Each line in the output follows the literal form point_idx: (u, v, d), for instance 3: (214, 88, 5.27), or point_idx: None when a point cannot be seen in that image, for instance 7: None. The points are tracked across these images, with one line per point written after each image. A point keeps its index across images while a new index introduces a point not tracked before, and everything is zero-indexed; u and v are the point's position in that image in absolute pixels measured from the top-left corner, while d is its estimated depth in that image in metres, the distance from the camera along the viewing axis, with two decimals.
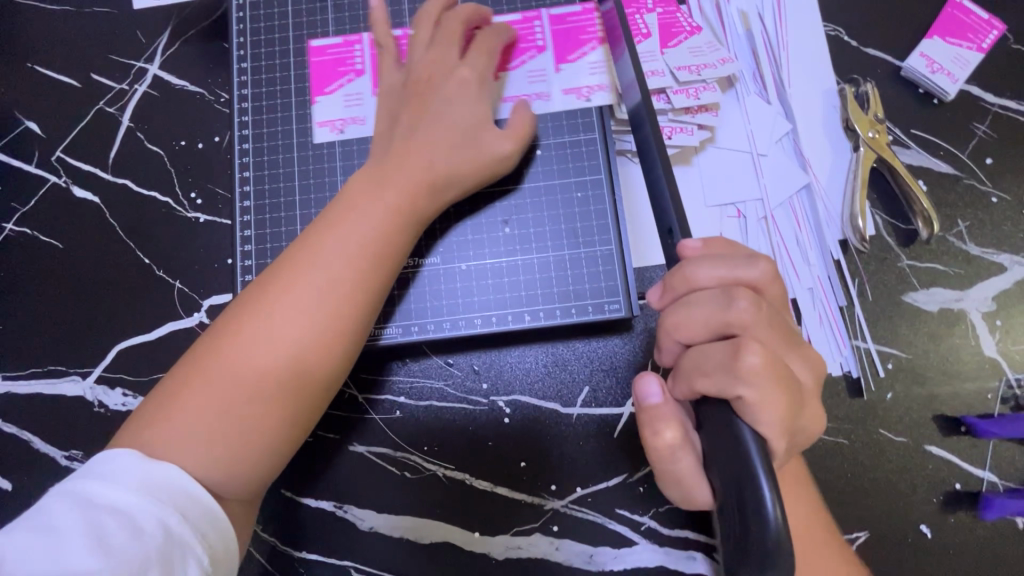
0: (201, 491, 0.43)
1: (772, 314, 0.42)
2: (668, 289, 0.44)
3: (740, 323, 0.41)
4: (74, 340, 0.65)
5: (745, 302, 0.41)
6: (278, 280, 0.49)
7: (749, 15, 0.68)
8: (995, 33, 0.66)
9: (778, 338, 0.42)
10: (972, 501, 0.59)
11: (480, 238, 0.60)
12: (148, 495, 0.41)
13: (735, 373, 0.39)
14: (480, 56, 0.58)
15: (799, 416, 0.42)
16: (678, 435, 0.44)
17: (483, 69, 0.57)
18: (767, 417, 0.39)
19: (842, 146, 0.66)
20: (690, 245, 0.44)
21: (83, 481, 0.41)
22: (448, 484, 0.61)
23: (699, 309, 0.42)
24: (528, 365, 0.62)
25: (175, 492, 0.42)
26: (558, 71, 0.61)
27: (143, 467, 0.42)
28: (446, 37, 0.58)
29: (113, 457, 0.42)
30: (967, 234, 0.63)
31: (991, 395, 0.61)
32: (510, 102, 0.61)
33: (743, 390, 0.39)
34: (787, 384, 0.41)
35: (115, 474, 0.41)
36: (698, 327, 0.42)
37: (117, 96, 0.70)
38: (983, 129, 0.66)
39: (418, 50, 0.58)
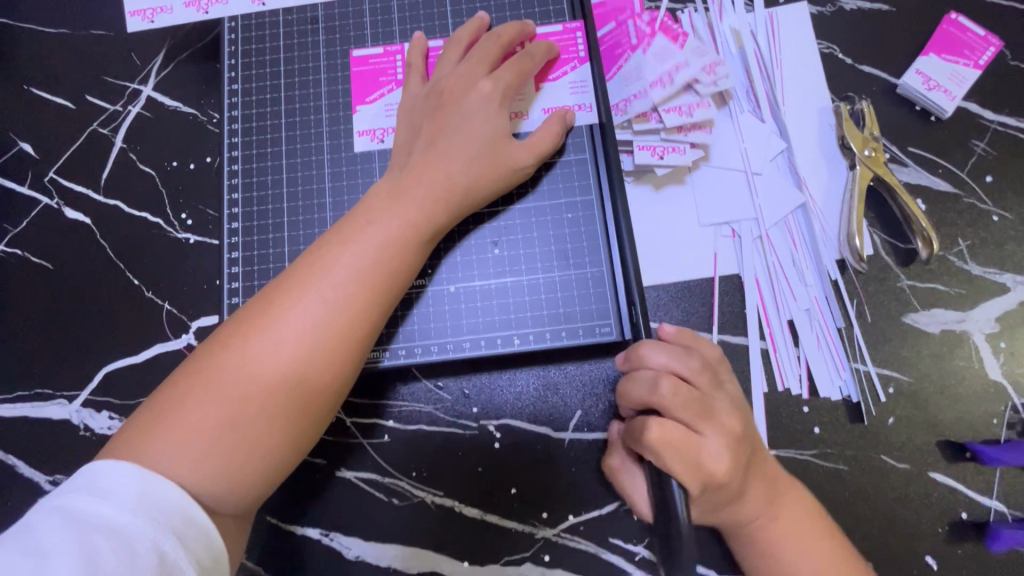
0: (196, 511, 0.42)
1: (696, 399, 0.48)
2: (625, 360, 0.52)
3: (660, 402, 0.48)
4: (61, 362, 0.65)
5: (667, 387, 0.48)
6: (279, 295, 0.48)
7: (742, 32, 0.67)
8: (992, 50, 0.66)
9: (699, 416, 0.47)
10: (979, 530, 0.56)
11: (469, 260, 0.59)
12: (144, 514, 0.40)
13: (639, 441, 0.47)
14: (509, 73, 0.56)
15: (705, 482, 0.46)
16: (620, 462, 0.56)
17: (509, 84, 0.56)
18: (668, 479, 0.45)
19: (837, 165, 0.65)
20: (666, 329, 0.53)
21: (77, 497, 0.40)
22: (437, 511, 0.59)
23: (635, 383, 0.50)
24: (520, 389, 0.61)
25: (170, 513, 0.41)
26: (548, 88, 0.61)
27: (141, 483, 0.41)
28: (454, 53, 0.58)
29: (104, 476, 0.41)
30: (968, 254, 0.62)
31: (997, 420, 0.59)
32: (525, 115, 0.60)
33: (643, 455, 0.46)
34: (695, 457, 0.46)
35: (108, 494, 0.40)
36: (632, 397, 0.50)
37: (110, 117, 0.70)
38: (982, 146, 0.65)
39: (449, 68, 0.58)
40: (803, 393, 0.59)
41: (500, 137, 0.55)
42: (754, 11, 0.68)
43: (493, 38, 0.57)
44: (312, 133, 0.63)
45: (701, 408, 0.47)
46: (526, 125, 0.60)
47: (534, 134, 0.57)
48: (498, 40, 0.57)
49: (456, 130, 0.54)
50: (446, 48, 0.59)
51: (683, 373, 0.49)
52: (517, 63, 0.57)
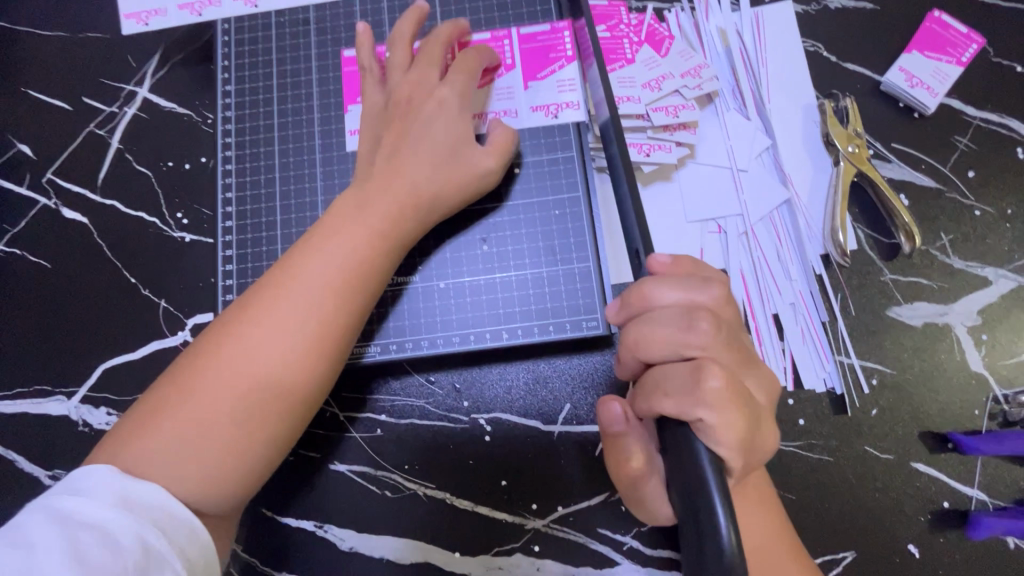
0: (180, 508, 0.43)
1: (729, 335, 0.44)
2: (626, 307, 0.46)
3: (699, 344, 0.42)
4: (60, 359, 0.66)
5: (706, 324, 0.43)
6: (254, 303, 0.49)
7: (727, 31, 0.69)
8: (974, 47, 0.67)
9: (737, 358, 0.44)
10: (961, 520, 0.57)
11: (458, 256, 0.60)
12: (130, 511, 0.41)
13: (694, 397, 0.41)
14: (461, 75, 0.57)
15: (756, 434, 0.43)
16: (643, 464, 0.47)
17: (465, 87, 0.57)
18: (730, 434, 0.40)
19: (821, 161, 0.66)
20: (660, 259, 0.45)
21: (60, 498, 0.41)
22: (429, 502, 0.60)
23: (659, 328, 0.44)
24: (510, 383, 0.62)
25: (150, 507, 0.42)
26: (525, 90, 0.62)
27: (124, 484, 0.42)
28: (397, 52, 0.59)
29: (85, 478, 0.42)
30: (950, 248, 0.63)
31: (978, 411, 0.60)
32: (515, 115, 0.61)
33: (705, 413, 0.40)
34: (746, 404, 0.42)
35: (89, 493, 0.41)
36: (660, 347, 0.44)
37: (107, 119, 0.71)
38: (964, 142, 0.66)
39: (397, 70, 0.58)
40: (787, 386, 0.60)
41: (462, 139, 0.56)
42: (740, 10, 0.69)
43: (436, 40, 0.58)
44: (304, 133, 0.64)
45: (736, 346, 0.44)
46: (494, 129, 0.61)
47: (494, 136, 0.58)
48: (437, 41, 0.58)
49: (419, 134, 0.55)
50: (392, 48, 0.60)
51: (699, 301, 0.44)
52: (463, 63, 0.58)
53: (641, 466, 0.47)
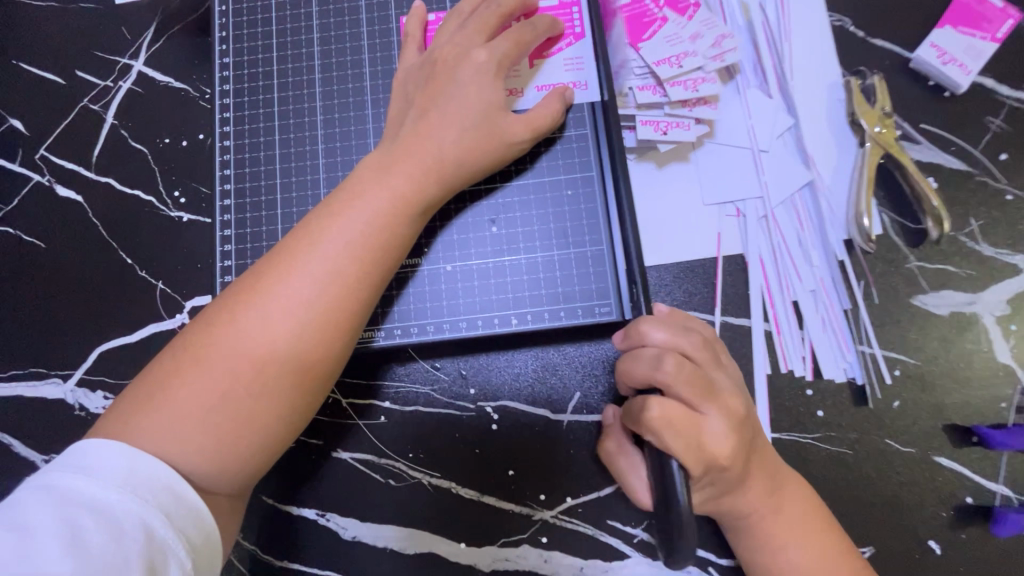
0: (185, 489, 0.42)
1: (697, 375, 0.47)
2: (626, 338, 0.51)
3: (663, 380, 0.46)
4: (54, 342, 0.64)
5: (670, 364, 0.47)
6: (269, 272, 0.47)
7: (749, 4, 0.65)
8: (1011, 22, 0.63)
9: (704, 396, 0.46)
10: (984, 515, 0.55)
11: (466, 237, 0.58)
12: (132, 492, 0.40)
13: (641, 421, 0.45)
14: (506, 43, 0.54)
15: (705, 457, 0.46)
16: (615, 449, 0.55)
17: (507, 54, 0.54)
18: (670, 456, 0.44)
19: (847, 142, 0.63)
20: (657, 308, 0.54)
21: (63, 476, 0.40)
22: (433, 492, 0.59)
23: (636, 362, 0.49)
24: (518, 370, 0.60)
25: (158, 492, 0.40)
26: (531, 69, 0.59)
27: (128, 462, 0.41)
28: (453, 23, 0.56)
29: (92, 454, 0.41)
30: (980, 234, 0.60)
31: (1005, 404, 0.57)
32: (521, 92, 0.58)
33: (646, 436, 0.45)
34: (696, 435, 0.45)
35: (96, 472, 0.40)
36: (633, 375, 0.49)
37: (101, 93, 0.68)
38: (997, 123, 0.62)
39: (446, 36, 0.56)
40: (806, 375, 0.58)
41: (492, 111, 0.53)
42: None
43: (489, 9, 0.55)
44: (305, 108, 0.62)
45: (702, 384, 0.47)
46: (521, 103, 0.58)
47: (531, 110, 0.55)
48: (495, 9, 0.55)
49: (449, 101, 0.52)
50: (448, 16, 0.57)
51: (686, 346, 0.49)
52: (515, 34, 0.54)
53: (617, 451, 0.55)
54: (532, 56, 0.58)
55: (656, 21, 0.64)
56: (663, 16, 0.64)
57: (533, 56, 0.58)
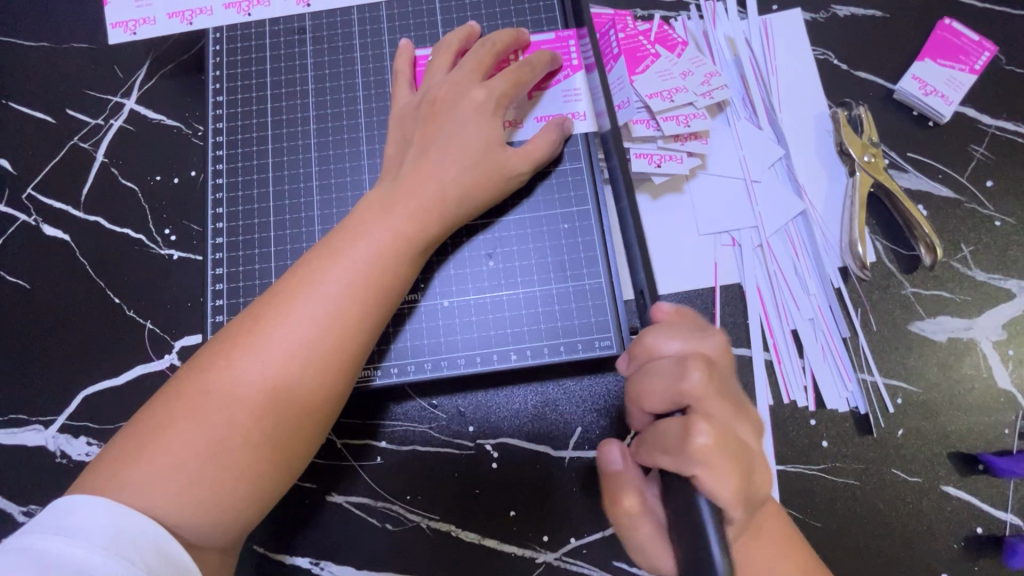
0: (175, 548, 0.40)
1: (725, 386, 0.41)
2: (633, 358, 0.44)
3: (695, 394, 0.40)
4: (37, 385, 0.62)
5: (699, 374, 0.40)
6: (267, 314, 0.46)
7: (736, 39, 0.67)
8: (987, 54, 0.65)
9: (734, 410, 0.41)
10: (995, 545, 0.54)
11: (463, 272, 0.57)
12: (118, 554, 0.37)
13: (686, 453, 0.38)
14: (505, 82, 0.54)
15: (750, 485, 0.40)
16: (638, 504, 0.45)
17: (504, 93, 0.54)
18: (722, 495, 0.38)
19: (836, 171, 0.64)
20: (662, 309, 0.45)
21: (45, 538, 0.37)
22: (432, 536, 0.56)
23: (656, 380, 0.41)
24: (518, 406, 0.59)
25: (146, 553, 0.38)
26: (530, 101, 0.59)
27: (115, 521, 0.39)
28: (444, 61, 0.57)
29: (77, 512, 0.39)
30: (972, 260, 0.61)
31: (1008, 430, 0.57)
32: (520, 124, 0.58)
33: (695, 471, 0.38)
34: (742, 459, 0.39)
35: (79, 533, 0.38)
36: (657, 397, 0.41)
37: (92, 131, 0.68)
38: (980, 150, 0.64)
39: (439, 77, 0.56)
40: (809, 405, 0.58)
41: (491, 149, 0.53)
42: (747, 18, 0.68)
43: (486, 48, 0.56)
44: (300, 145, 0.62)
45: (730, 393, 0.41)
46: (520, 134, 0.58)
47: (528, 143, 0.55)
48: (491, 48, 0.56)
49: (449, 139, 0.52)
50: (434, 57, 0.57)
51: (708, 346, 0.42)
52: (512, 72, 0.55)
53: (637, 506, 0.45)
54: (532, 88, 0.59)
55: (649, 56, 0.65)
56: (655, 52, 0.65)
57: (532, 88, 0.59)
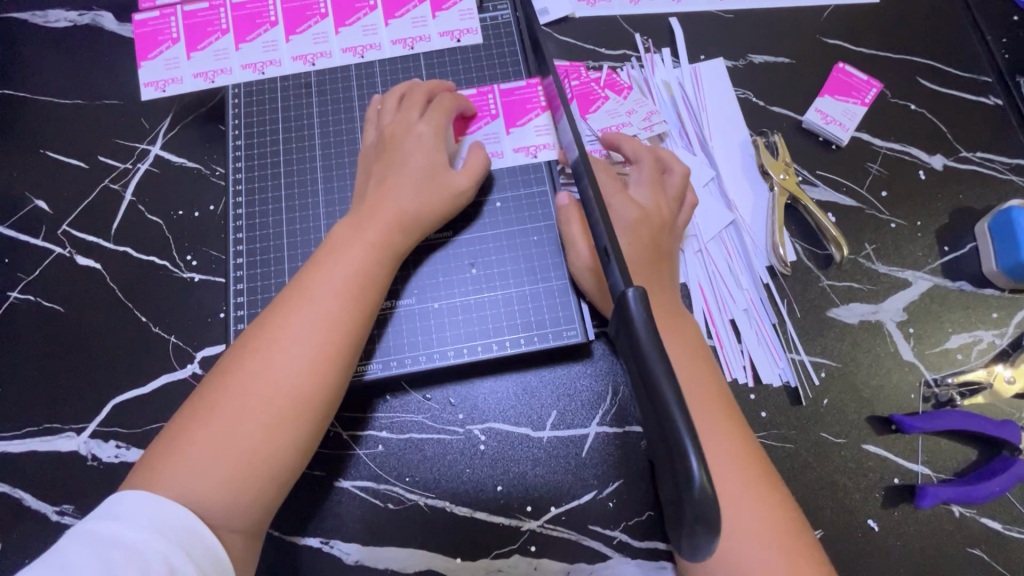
0: (203, 529, 0.48)
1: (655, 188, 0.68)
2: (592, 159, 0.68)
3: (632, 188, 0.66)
4: (69, 397, 0.69)
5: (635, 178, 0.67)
6: (270, 322, 0.55)
7: (670, 83, 0.81)
8: (874, 90, 0.80)
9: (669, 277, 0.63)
10: (911, 493, 0.64)
11: (450, 279, 0.67)
12: (159, 531, 0.46)
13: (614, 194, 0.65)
14: (437, 114, 0.67)
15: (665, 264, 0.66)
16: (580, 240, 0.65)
17: (439, 121, 0.66)
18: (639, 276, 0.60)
19: (760, 187, 0.77)
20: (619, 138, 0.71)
21: (100, 523, 0.46)
22: (429, 512, 0.64)
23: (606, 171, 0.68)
24: (501, 394, 0.68)
25: (181, 532, 0.47)
26: (509, 134, 0.72)
27: (155, 507, 0.47)
28: (390, 102, 0.68)
29: (124, 503, 0.47)
30: (874, 256, 0.73)
31: (915, 394, 0.68)
32: (502, 154, 0.71)
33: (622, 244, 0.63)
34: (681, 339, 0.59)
35: (127, 518, 0.46)
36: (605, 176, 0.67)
37: (121, 174, 0.78)
38: (876, 167, 0.77)
39: (388, 116, 0.68)
40: (748, 382, 0.68)
41: (435, 171, 0.64)
42: (680, 66, 0.82)
43: (420, 92, 0.68)
44: (308, 179, 0.73)
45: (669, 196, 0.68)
46: (502, 163, 0.71)
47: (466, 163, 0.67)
48: (424, 92, 0.69)
49: (402, 167, 0.64)
50: (382, 100, 0.69)
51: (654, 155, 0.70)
52: (442, 107, 0.67)
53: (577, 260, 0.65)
54: (507, 126, 0.72)
55: (600, 98, 0.79)
56: (605, 95, 0.79)
57: (507, 126, 0.72)
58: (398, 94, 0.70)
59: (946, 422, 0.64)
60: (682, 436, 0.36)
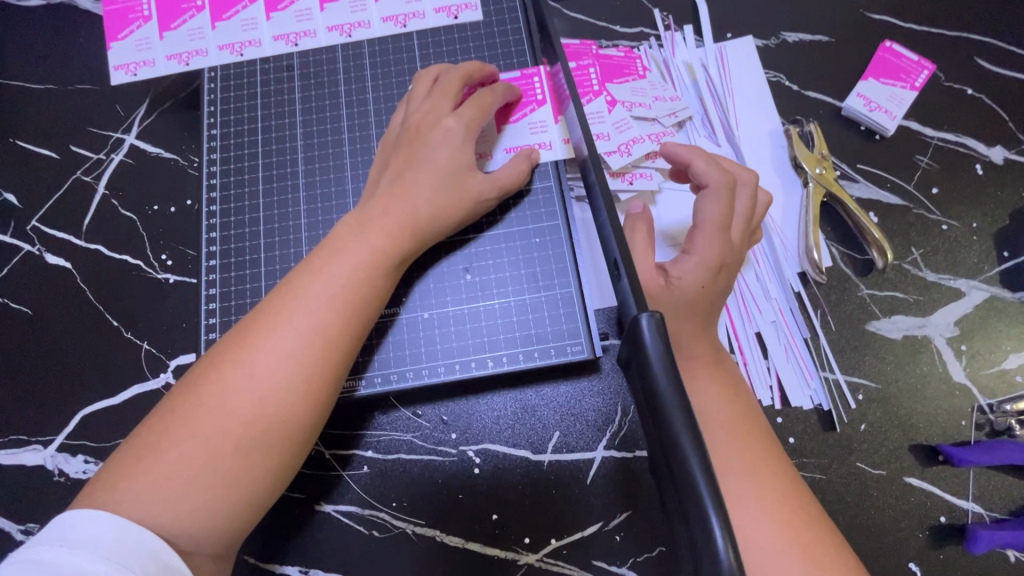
0: (172, 557, 0.42)
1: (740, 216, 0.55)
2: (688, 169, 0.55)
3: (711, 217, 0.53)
4: (37, 407, 0.64)
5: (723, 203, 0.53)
6: (254, 329, 0.49)
7: (693, 65, 0.72)
8: (926, 72, 0.71)
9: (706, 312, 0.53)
10: (958, 534, 0.57)
11: (442, 286, 0.61)
12: (119, 563, 0.39)
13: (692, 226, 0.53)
14: (472, 109, 0.59)
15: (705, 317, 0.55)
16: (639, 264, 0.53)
17: (474, 118, 0.59)
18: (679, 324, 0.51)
19: (792, 184, 0.68)
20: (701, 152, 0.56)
21: (48, 549, 0.39)
22: (418, 541, 0.58)
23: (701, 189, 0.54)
24: (498, 413, 0.61)
25: (145, 560, 0.40)
26: (557, 123, 0.64)
27: (114, 531, 0.41)
28: (422, 87, 0.61)
29: (79, 525, 0.41)
30: (922, 262, 0.65)
31: (965, 421, 0.60)
32: (551, 146, 0.64)
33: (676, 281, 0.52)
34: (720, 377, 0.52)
35: (82, 543, 0.40)
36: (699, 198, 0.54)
37: (94, 165, 0.72)
38: (925, 160, 0.68)
39: (416, 103, 0.60)
40: (775, 403, 0.60)
41: (462, 171, 0.57)
42: (704, 46, 0.73)
43: (456, 77, 0.60)
44: (288, 173, 0.66)
45: (739, 245, 0.56)
46: (550, 155, 0.63)
47: (499, 170, 0.60)
48: (459, 76, 0.60)
49: (424, 163, 0.56)
50: (415, 83, 0.62)
51: (731, 186, 0.53)
52: (479, 99, 0.60)
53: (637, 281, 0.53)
54: (556, 113, 0.64)
55: (633, 75, 0.71)
56: (641, 74, 0.72)
57: (556, 113, 0.64)
58: (433, 77, 0.62)
59: (1002, 455, 0.57)
60: (704, 501, 0.30)
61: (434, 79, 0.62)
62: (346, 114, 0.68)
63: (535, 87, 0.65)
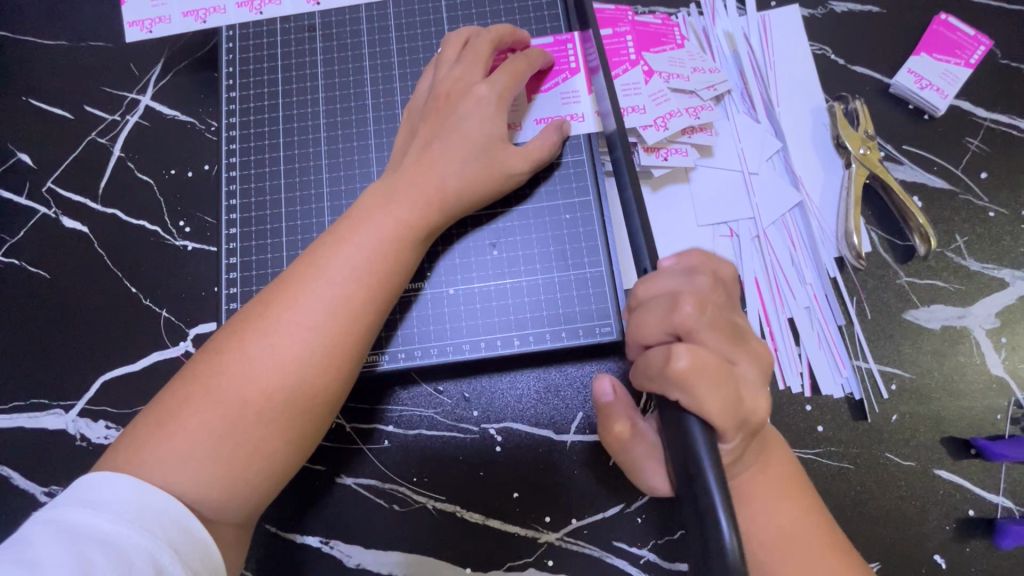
0: (194, 524, 0.41)
1: (717, 316, 0.42)
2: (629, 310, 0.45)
3: (685, 325, 0.41)
4: (57, 372, 0.64)
5: (690, 305, 0.41)
6: (277, 299, 0.48)
7: (734, 35, 0.68)
8: (982, 48, 0.67)
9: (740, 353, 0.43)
10: (986, 527, 0.56)
11: (468, 261, 0.59)
12: (143, 527, 0.39)
13: (666, 375, 0.40)
14: (505, 76, 0.56)
15: (740, 413, 0.41)
16: (627, 428, 0.52)
17: (506, 86, 0.56)
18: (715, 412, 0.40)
19: (833, 164, 0.65)
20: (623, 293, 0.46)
21: (72, 510, 0.39)
22: (438, 517, 0.58)
23: (649, 313, 0.43)
24: (521, 391, 0.60)
25: (168, 526, 0.40)
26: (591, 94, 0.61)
27: (137, 496, 0.40)
28: (452, 52, 0.58)
29: (103, 488, 0.40)
30: (966, 250, 0.62)
31: (1001, 415, 0.58)
32: (583, 118, 0.61)
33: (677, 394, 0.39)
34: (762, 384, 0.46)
35: (106, 506, 0.39)
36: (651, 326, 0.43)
37: (109, 127, 0.70)
38: (975, 143, 0.65)
39: (445, 69, 0.57)
40: (805, 391, 0.59)
41: (491, 142, 0.55)
42: (746, 14, 0.69)
43: (487, 41, 0.57)
44: (310, 139, 0.64)
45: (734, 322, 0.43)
46: (582, 128, 0.61)
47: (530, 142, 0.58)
48: (491, 41, 0.57)
49: (452, 132, 0.54)
50: (443, 47, 0.59)
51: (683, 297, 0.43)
52: (512, 66, 0.57)
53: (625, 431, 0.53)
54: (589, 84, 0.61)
55: (672, 44, 0.68)
56: (680, 43, 0.68)
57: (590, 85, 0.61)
58: (463, 40, 0.59)
59: None
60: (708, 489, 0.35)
61: (465, 42, 0.59)
62: (369, 78, 0.65)
63: (568, 55, 0.62)
